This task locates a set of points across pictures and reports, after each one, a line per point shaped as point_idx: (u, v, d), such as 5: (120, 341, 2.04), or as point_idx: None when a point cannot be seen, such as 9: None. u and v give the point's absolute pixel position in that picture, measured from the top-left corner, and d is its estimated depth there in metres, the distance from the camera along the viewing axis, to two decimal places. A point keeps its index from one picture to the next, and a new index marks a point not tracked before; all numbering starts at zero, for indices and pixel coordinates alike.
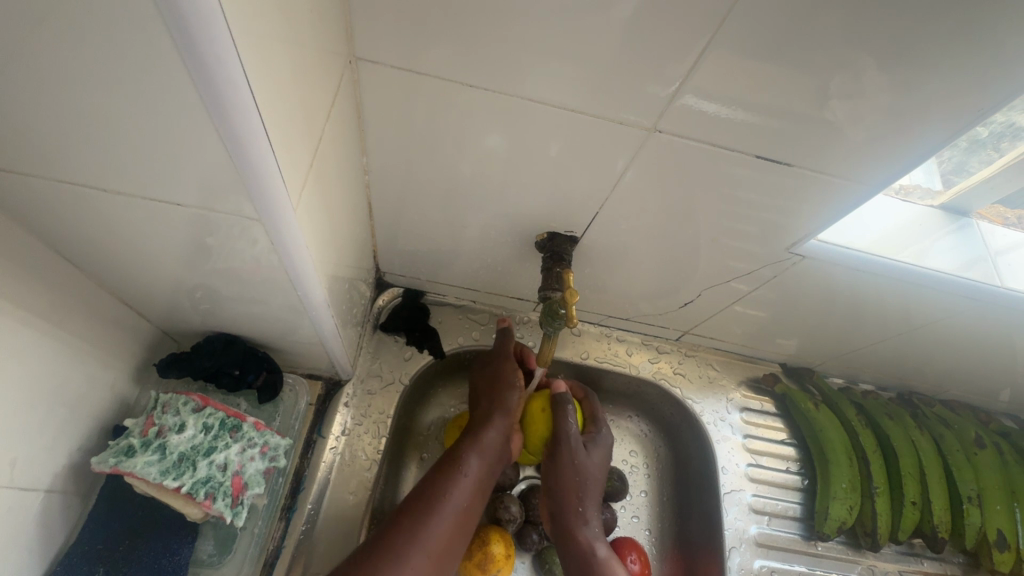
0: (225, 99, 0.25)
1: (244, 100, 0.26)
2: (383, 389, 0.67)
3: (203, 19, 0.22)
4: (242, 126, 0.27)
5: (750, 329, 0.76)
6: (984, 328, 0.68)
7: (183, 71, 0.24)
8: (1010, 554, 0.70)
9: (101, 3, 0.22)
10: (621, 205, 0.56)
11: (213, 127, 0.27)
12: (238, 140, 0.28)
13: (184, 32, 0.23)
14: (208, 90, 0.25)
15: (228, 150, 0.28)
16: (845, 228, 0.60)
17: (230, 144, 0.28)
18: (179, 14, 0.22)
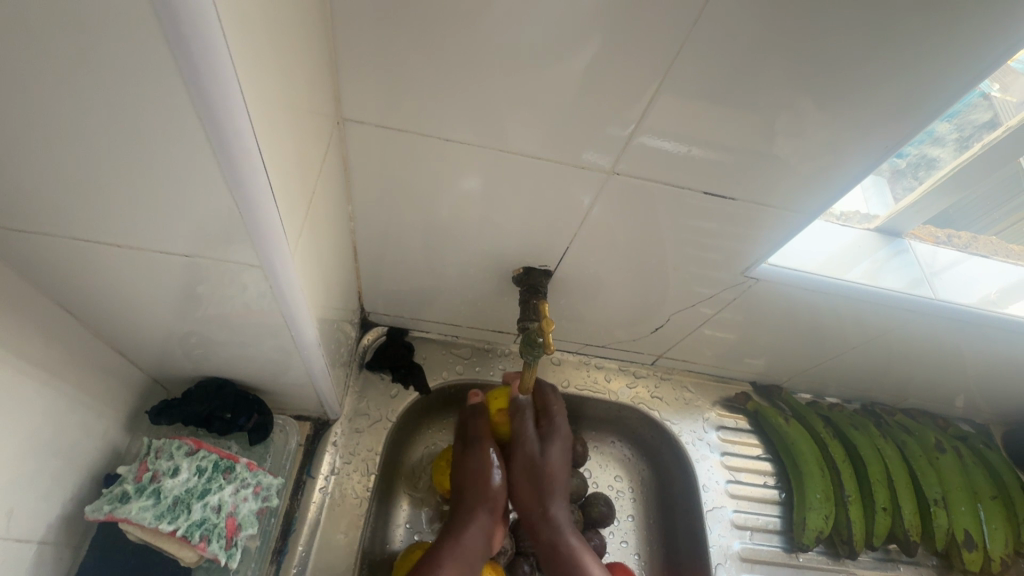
0: (238, 161, 0.29)
1: (252, 154, 0.29)
2: (370, 427, 0.68)
3: (224, 98, 0.26)
4: (251, 185, 0.31)
5: (719, 351, 0.80)
6: (930, 338, 0.74)
7: (201, 138, 0.28)
8: (979, 554, 0.74)
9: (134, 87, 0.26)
10: (590, 239, 0.60)
11: (221, 177, 0.30)
12: (248, 196, 0.31)
13: (208, 109, 0.26)
14: (221, 145, 0.28)
15: (238, 205, 0.32)
16: (794, 253, 0.66)
17: (240, 200, 0.31)
18: (201, 83, 0.25)
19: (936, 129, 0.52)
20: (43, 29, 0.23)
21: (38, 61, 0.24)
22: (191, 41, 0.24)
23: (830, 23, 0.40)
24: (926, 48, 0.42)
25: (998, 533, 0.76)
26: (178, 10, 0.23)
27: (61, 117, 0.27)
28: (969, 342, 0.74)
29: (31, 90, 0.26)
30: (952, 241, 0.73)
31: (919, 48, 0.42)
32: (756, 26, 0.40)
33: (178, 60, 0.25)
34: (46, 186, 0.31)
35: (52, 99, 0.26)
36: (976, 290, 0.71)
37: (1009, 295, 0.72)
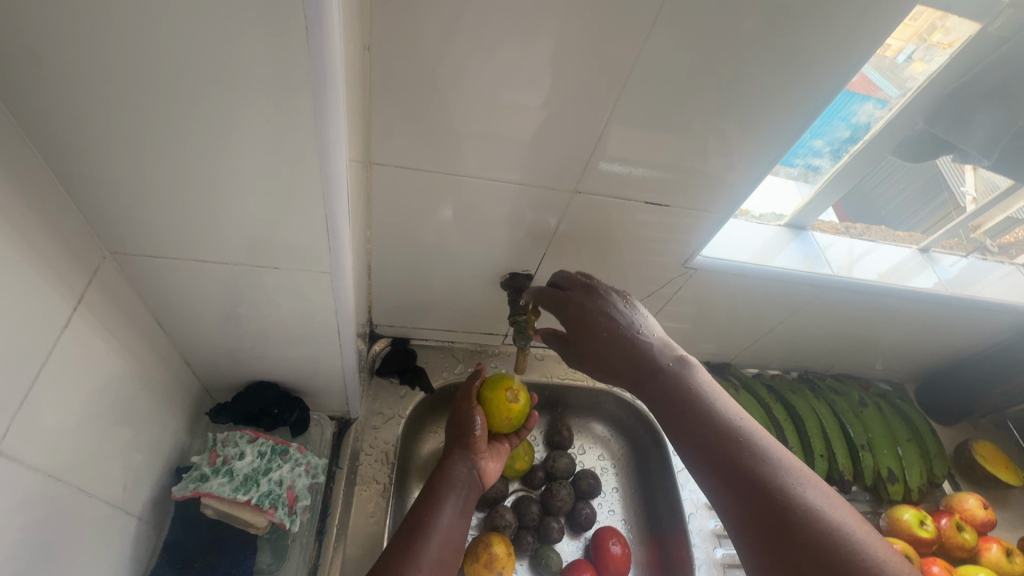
0: (337, 207, 0.41)
1: (343, 186, 0.40)
2: (385, 423, 0.79)
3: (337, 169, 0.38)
4: (339, 221, 0.43)
5: (678, 336, 0.94)
6: (842, 312, 0.90)
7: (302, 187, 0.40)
8: (900, 485, 0.89)
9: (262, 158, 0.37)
10: (562, 247, 0.74)
11: (315, 204, 0.41)
12: (336, 228, 0.43)
13: (328, 175, 0.39)
14: (325, 177, 0.39)
15: (327, 234, 0.44)
16: (726, 248, 0.80)
17: (330, 231, 0.43)
18: (324, 137, 0.36)
19: (811, 144, 0.70)
20: (207, 117, 0.34)
21: (194, 139, 0.36)
22: (328, 127, 0.36)
23: (729, 75, 0.56)
24: (797, 90, 0.58)
25: (915, 468, 0.92)
26: (319, 92, 0.33)
27: (199, 173, 0.38)
28: (874, 312, 0.90)
29: (183, 156, 0.37)
30: (850, 231, 0.89)
31: (790, 88, 0.58)
32: (674, 76, 0.55)
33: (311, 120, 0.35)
34: (171, 222, 0.41)
35: (197, 162, 0.37)
36: (873, 268, 0.86)
37: (900, 273, 0.87)
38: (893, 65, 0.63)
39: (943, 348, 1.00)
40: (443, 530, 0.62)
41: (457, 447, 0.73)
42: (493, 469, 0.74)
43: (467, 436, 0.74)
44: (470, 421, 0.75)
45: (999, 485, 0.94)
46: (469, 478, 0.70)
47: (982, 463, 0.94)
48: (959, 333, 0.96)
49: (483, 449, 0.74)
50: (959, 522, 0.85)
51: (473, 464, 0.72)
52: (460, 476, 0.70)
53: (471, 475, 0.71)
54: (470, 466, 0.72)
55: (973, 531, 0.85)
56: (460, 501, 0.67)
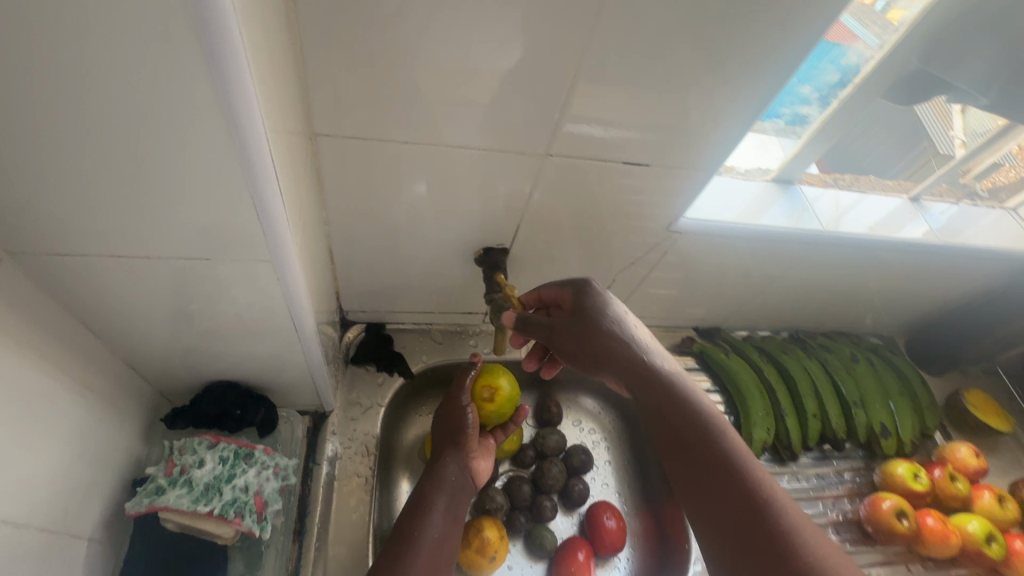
0: (263, 183, 0.36)
1: (266, 157, 0.35)
2: (364, 414, 0.75)
3: (252, 137, 0.33)
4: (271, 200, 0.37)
5: (665, 303, 0.90)
6: (833, 268, 0.87)
7: (223, 163, 0.34)
8: (893, 439, 0.88)
9: (171, 131, 0.32)
10: (540, 217, 0.69)
11: (240, 176, 0.35)
12: (266, 208, 0.38)
13: (244, 144, 0.33)
14: (241, 137, 0.33)
15: (258, 217, 0.38)
16: (710, 209, 0.75)
17: (261, 213, 0.38)
18: (235, 105, 0.31)
19: (798, 91, 0.66)
20: (94, 86, 0.29)
21: (84, 111, 0.30)
22: (233, 88, 0.30)
23: (712, 15, 0.50)
24: (789, 25, 0.52)
25: (907, 421, 0.91)
26: (220, 42, 0.28)
27: (97, 152, 0.32)
28: (864, 265, 0.87)
29: (75, 137, 0.31)
30: (839, 182, 0.84)
31: (782, 24, 0.52)
32: (654, 13, 0.49)
33: (209, 64, 0.29)
34: (78, 214, 0.36)
35: (96, 143, 0.32)
36: (864, 220, 0.81)
37: (893, 224, 0.83)
38: (860, 10, 0.58)
39: (935, 297, 0.98)
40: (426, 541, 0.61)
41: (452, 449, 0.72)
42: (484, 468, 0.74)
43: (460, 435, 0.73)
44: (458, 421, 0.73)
45: (989, 433, 0.93)
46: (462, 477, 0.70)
47: (974, 412, 0.92)
48: (948, 282, 0.94)
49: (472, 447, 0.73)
50: (952, 473, 0.84)
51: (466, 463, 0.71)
52: (450, 475, 0.70)
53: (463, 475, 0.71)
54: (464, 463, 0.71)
55: (966, 480, 0.85)
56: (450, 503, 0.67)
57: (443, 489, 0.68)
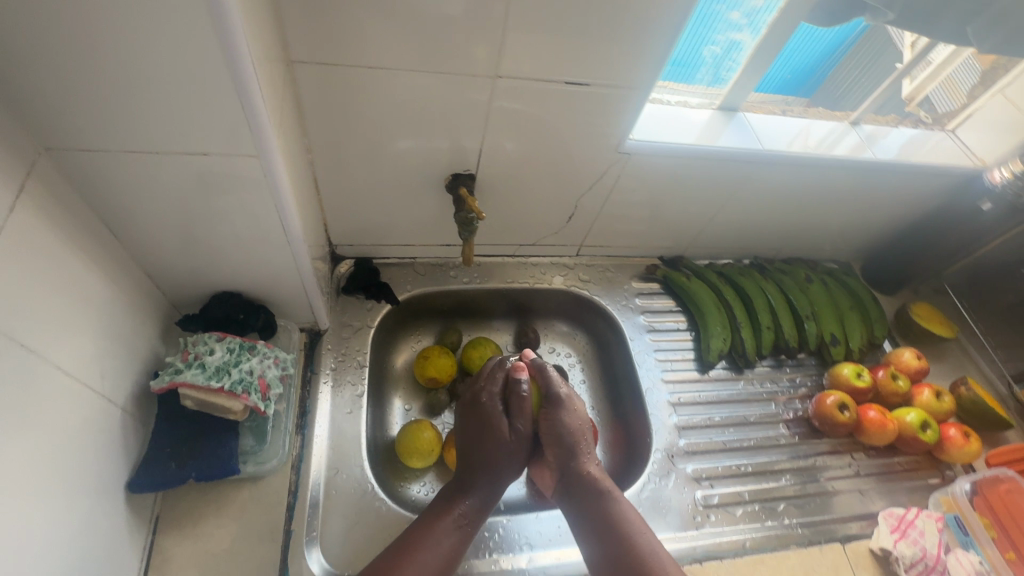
0: (246, 80, 0.43)
1: (246, 57, 0.42)
2: (355, 333, 0.84)
3: (232, 35, 0.40)
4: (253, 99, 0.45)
5: (630, 233, 0.97)
6: (781, 193, 0.94)
7: (211, 60, 0.41)
8: (841, 347, 0.97)
9: (166, 31, 0.39)
10: (501, 146, 0.74)
11: (226, 72, 0.42)
12: (251, 106, 0.45)
13: (227, 43, 0.41)
14: (225, 37, 0.40)
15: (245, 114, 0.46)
16: (658, 131, 0.80)
17: (247, 110, 0.46)
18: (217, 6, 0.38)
19: (728, 17, 0.75)
20: None
21: (98, 15, 0.37)
22: None
23: None
24: None
25: (856, 332, 0.99)
26: None
27: (112, 51, 0.40)
28: (810, 189, 0.94)
29: (92, 39, 0.39)
30: (788, 112, 0.92)
31: None
32: None
33: None
34: (97, 110, 0.44)
35: (109, 45, 0.39)
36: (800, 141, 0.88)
37: (834, 143, 0.90)
38: None
39: (884, 221, 1.05)
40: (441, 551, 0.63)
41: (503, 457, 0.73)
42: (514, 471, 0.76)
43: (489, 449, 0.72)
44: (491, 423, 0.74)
45: (934, 339, 1.01)
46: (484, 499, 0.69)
47: (917, 320, 1.00)
48: (894, 204, 1.00)
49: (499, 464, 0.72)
50: (894, 373, 0.92)
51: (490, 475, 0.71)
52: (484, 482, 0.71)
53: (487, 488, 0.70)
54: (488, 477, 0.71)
55: (906, 378, 0.93)
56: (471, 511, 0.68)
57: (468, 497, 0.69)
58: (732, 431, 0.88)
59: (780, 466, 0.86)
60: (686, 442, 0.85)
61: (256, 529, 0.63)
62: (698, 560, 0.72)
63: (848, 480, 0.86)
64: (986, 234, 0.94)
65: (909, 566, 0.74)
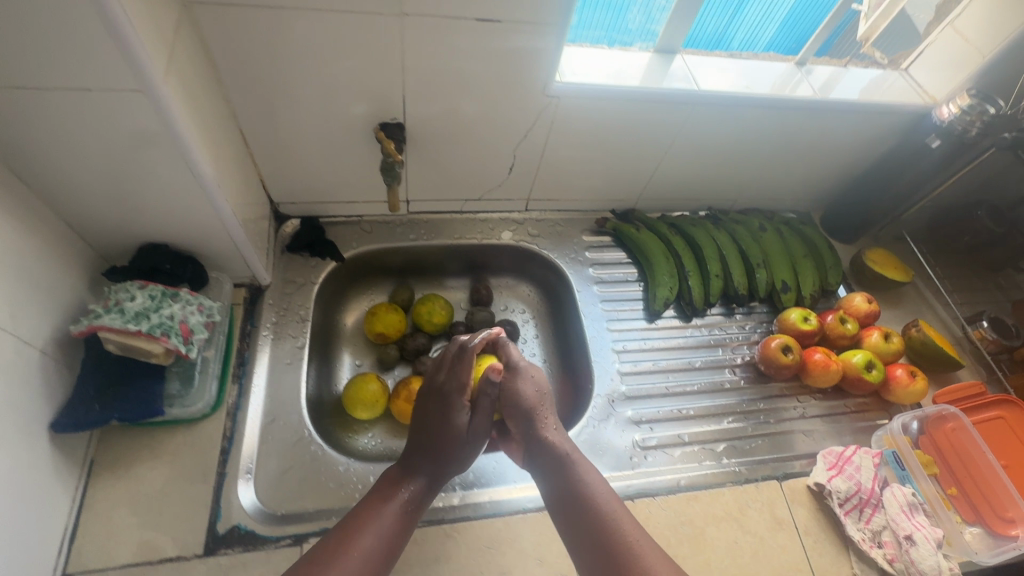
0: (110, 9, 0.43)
1: None
2: (298, 289, 0.85)
3: None
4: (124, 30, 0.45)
5: (577, 185, 0.97)
6: (726, 138, 0.93)
7: None
8: (792, 293, 0.97)
9: None
10: (428, 95, 0.74)
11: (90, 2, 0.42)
12: (124, 39, 0.45)
13: None
14: None
15: (121, 48, 0.46)
16: (589, 75, 0.80)
17: (121, 43, 0.45)
18: None
19: None
20: None
21: None
22: None
23: None
24: None
25: (808, 279, 0.99)
26: None
27: None
28: (756, 134, 0.93)
29: None
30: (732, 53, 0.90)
31: None
32: None
33: None
34: None
35: None
36: (742, 80, 0.86)
37: (778, 83, 0.88)
38: None
39: (839, 167, 1.03)
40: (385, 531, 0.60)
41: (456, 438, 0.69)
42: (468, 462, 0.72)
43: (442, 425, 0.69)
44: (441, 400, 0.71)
45: (888, 284, 1.00)
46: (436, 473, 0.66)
47: (871, 266, 0.99)
48: (847, 149, 0.99)
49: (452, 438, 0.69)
50: (843, 317, 0.92)
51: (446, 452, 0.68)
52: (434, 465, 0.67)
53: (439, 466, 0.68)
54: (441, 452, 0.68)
55: (855, 322, 0.93)
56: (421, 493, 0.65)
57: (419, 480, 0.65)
58: (676, 377, 0.89)
59: (723, 409, 0.86)
60: (627, 388, 0.85)
61: (191, 473, 0.65)
62: (631, 497, 0.73)
63: (790, 422, 0.86)
64: (937, 172, 0.92)
65: (844, 500, 0.75)
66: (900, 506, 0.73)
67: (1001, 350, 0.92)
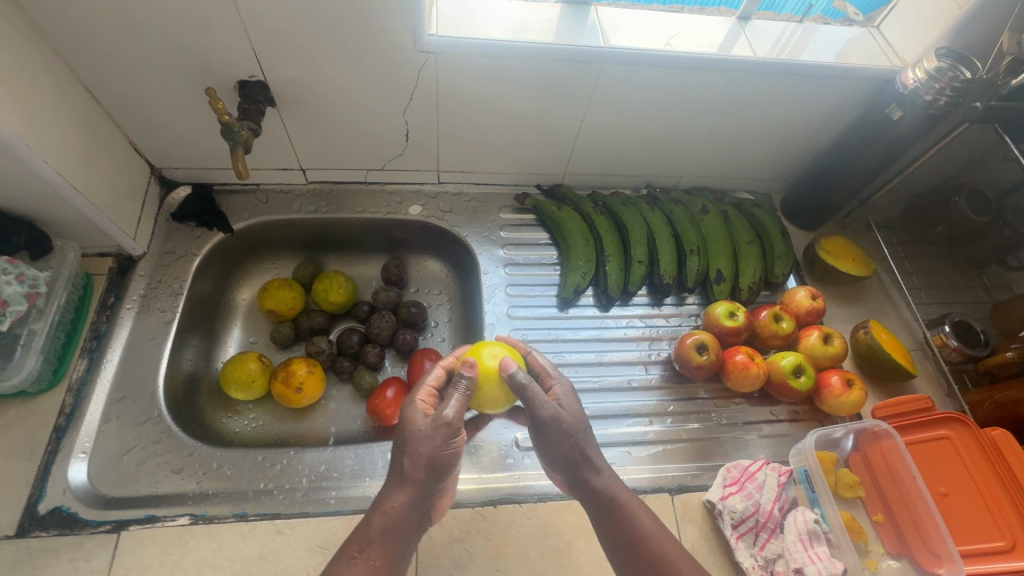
0: None
1: None
2: (176, 261, 0.80)
3: None
4: None
5: (490, 157, 0.88)
6: (654, 107, 0.81)
7: None
8: (727, 285, 0.86)
9: None
10: (286, 48, 0.67)
11: None
12: None
13: None
14: None
15: None
16: (477, 27, 0.70)
17: None
18: None
19: None
20: None
21: None
22: None
23: None
24: None
25: (749, 269, 0.88)
26: None
27: None
28: (690, 103, 0.81)
29: None
30: (659, 7, 0.79)
31: None
32: None
33: None
34: None
35: None
36: (664, 37, 0.75)
37: (710, 40, 0.76)
38: None
39: (797, 143, 0.90)
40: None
41: (435, 482, 0.53)
42: (444, 499, 0.59)
43: (420, 464, 0.51)
44: (421, 429, 0.53)
45: (841, 278, 0.88)
46: (404, 527, 0.50)
47: (823, 257, 0.88)
48: (804, 121, 0.86)
49: (430, 479, 0.52)
50: (778, 313, 0.81)
51: (418, 497, 0.51)
52: (415, 516, 0.51)
53: (408, 515, 0.51)
54: (411, 499, 0.51)
55: (793, 320, 0.82)
56: (400, 549, 0.50)
57: (392, 534, 0.50)
58: (580, 372, 0.80)
59: (626, 410, 0.78)
60: None
61: (17, 450, 0.63)
62: (491, 503, 0.67)
63: (701, 428, 0.78)
64: (903, 148, 0.79)
65: (738, 522, 0.66)
66: (798, 534, 0.64)
67: (965, 360, 0.80)
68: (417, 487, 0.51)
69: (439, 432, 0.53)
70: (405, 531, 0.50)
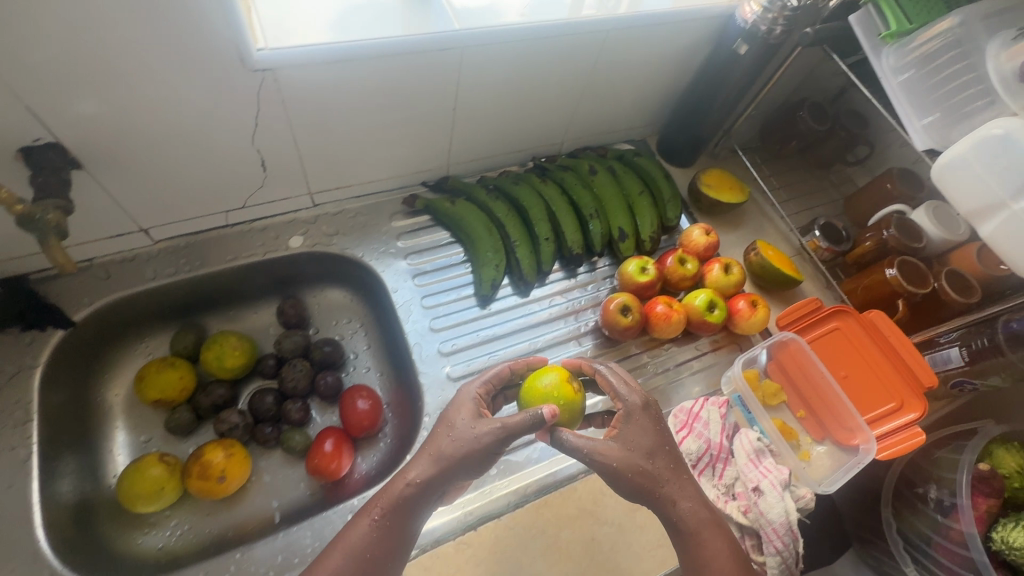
0: None
1: None
2: (9, 382, 0.64)
3: None
4: None
5: (364, 166, 0.80)
6: (521, 80, 0.78)
7: None
8: (630, 241, 0.89)
9: None
10: (72, 96, 0.54)
11: None
12: None
13: None
14: None
15: None
16: (309, 29, 0.61)
17: None
18: None
19: None
20: None
21: None
22: None
23: None
24: None
25: (647, 219, 0.91)
26: None
27: None
28: (554, 69, 0.79)
29: None
30: None
31: None
32: None
33: None
34: None
35: None
36: (513, 8, 0.71)
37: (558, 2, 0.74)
38: None
39: (660, 88, 0.93)
40: (363, 554, 0.54)
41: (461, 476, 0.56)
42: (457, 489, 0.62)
43: (450, 451, 0.55)
44: (461, 431, 0.56)
45: (723, 208, 0.95)
46: (417, 503, 0.55)
47: (705, 192, 0.93)
48: (662, 67, 0.88)
49: (456, 465, 0.55)
50: (682, 257, 0.86)
51: (437, 480, 0.56)
52: (428, 500, 0.56)
53: (424, 491, 0.56)
54: (430, 479, 0.55)
55: (695, 259, 0.87)
56: (405, 525, 0.55)
57: (399, 510, 0.55)
58: None
59: None
60: None
61: None
62: (472, 528, 0.65)
63: (642, 383, 0.81)
64: (750, 79, 0.85)
65: (695, 461, 0.71)
66: (747, 455, 0.71)
67: (835, 255, 0.91)
68: (442, 476, 0.55)
69: (478, 433, 0.56)
70: (423, 505, 0.56)
